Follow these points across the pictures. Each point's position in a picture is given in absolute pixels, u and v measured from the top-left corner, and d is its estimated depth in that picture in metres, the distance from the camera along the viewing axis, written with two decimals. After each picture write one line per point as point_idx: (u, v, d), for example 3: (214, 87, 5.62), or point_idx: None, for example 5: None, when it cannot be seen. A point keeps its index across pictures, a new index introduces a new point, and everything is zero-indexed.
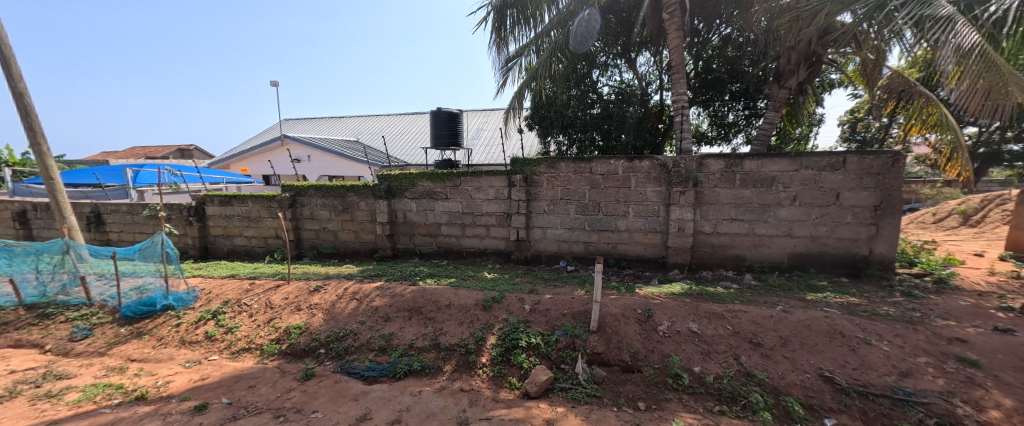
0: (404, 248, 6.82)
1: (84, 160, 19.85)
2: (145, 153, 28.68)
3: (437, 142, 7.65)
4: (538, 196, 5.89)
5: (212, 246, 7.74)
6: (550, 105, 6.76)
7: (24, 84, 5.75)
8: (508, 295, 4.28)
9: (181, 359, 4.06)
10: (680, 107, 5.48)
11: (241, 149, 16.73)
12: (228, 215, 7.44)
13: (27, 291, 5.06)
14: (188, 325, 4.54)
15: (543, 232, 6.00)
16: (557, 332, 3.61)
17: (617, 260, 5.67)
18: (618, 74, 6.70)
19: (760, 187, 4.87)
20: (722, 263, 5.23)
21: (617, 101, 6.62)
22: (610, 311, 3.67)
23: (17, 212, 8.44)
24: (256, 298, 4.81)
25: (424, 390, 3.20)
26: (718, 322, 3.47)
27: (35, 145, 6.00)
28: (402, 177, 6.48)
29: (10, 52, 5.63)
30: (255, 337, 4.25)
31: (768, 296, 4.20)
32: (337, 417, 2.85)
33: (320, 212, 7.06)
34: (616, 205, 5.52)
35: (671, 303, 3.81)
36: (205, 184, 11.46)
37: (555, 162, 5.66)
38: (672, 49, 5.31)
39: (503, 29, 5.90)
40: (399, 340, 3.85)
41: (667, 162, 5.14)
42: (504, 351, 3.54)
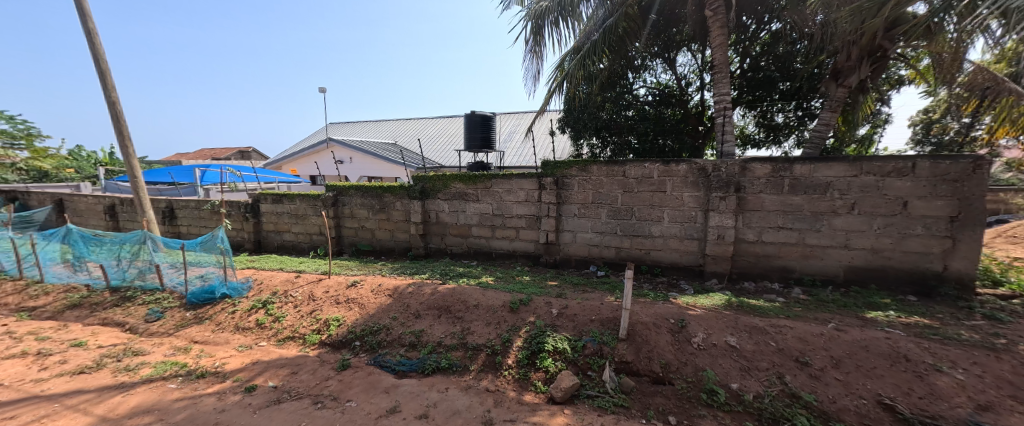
0: (436, 249, 7.00)
1: (162, 162, 22.38)
2: (212, 153, 31.88)
3: (470, 144, 7.79)
4: (569, 199, 5.84)
5: (264, 241, 8.37)
6: (583, 107, 6.67)
7: (116, 94, 6.56)
8: (536, 298, 4.28)
9: (236, 344, 4.43)
10: (722, 109, 5.22)
11: (292, 152, 18.01)
12: (278, 212, 8.02)
13: (113, 275, 5.77)
14: (243, 312, 4.95)
15: (573, 236, 5.93)
16: (585, 338, 3.55)
17: (650, 267, 5.48)
18: (655, 75, 6.51)
19: (811, 193, 4.51)
20: (767, 274, 4.90)
21: (654, 103, 6.43)
22: (641, 320, 3.55)
23: (108, 206, 9.62)
24: (301, 290, 5.15)
25: (450, 387, 3.27)
26: (760, 337, 3.25)
27: (123, 147, 6.81)
28: (436, 178, 6.67)
29: (107, 66, 6.44)
30: (299, 327, 4.55)
31: (819, 312, 3.88)
32: (369, 407, 2.98)
33: (360, 211, 7.43)
34: (649, 210, 5.35)
35: (707, 315, 3.63)
36: (259, 184, 12.43)
37: (587, 165, 5.58)
38: (715, 47, 5.07)
39: (540, 34, 5.93)
40: (429, 337, 3.96)
41: (706, 166, 4.91)
42: (531, 354, 3.52)
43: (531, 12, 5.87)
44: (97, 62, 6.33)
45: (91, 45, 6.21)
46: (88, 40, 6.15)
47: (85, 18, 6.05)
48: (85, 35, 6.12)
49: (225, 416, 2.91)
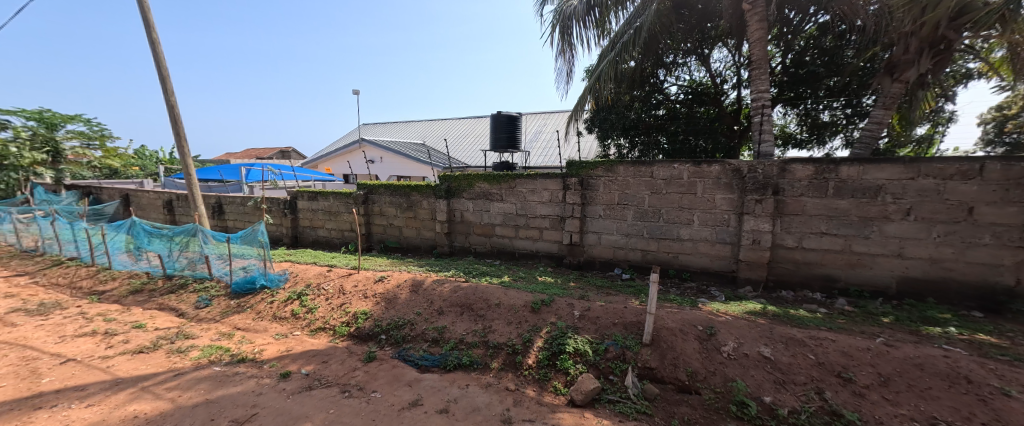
0: (460, 247, 7.11)
1: (213, 161, 24.16)
2: (257, 153, 34.09)
3: (495, 144, 7.84)
4: (594, 200, 5.75)
5: (300, 236, 8.82)
6: (611, 107, 6.53)
7: (174, 98, 7.14)
8: (558, 299, 4.25)
9: (273, 332, 4.70)
10: (760, 107, 4.95)
11: (327, 151, 18.88)
12: (313, 209, 8.43)
13: (168, 264, 6.28)
14: (280, 303, 5.25)
15: (597, 237, 5.83)
16: (607, 341, 3.48)
17: (678, 271, 5.30)
18: (688, 72, 6.28)
19: (860, 197, 4.19)
20: (807, 282, 4.60)
21: (686, 101, 6.23)
22: (667, 325, 3.43)
23: (166, 201, 10.49)
24: (332, 283, 5.38)
25: (470, 384, 3.30)
26: (797, 349, 3.05)
27: (180, 147, 7.40)
28: (461, 178, 6.78)
29: (167, 72, 7.02)
30: (330, 319, 4.76)
31: (866, 325, 3.59)
32: (393, 399, 3.07)
33: (388, 209, 7.67)
34: (678, 213, 5.17)
35: (739, 323, 3.45)
36: (298, 182, 13.11)
37: (613, 165, 5.48)
38: (753, 42, 4.82)
39: (568, 33, 5.89)
40: (451, 334, 4.03)
41: (741, 167, 4.67)
42: (551, 355, 3.50)
43: (560, 12, 5.83)
44: (158, 69, 6.91)
45: (154, 53, 6.80)
46: (151, 49, 6.73)
47: (149, 30, 6.63)
48: (149, 44, 6.70)
49: (262, 399, 3.08)
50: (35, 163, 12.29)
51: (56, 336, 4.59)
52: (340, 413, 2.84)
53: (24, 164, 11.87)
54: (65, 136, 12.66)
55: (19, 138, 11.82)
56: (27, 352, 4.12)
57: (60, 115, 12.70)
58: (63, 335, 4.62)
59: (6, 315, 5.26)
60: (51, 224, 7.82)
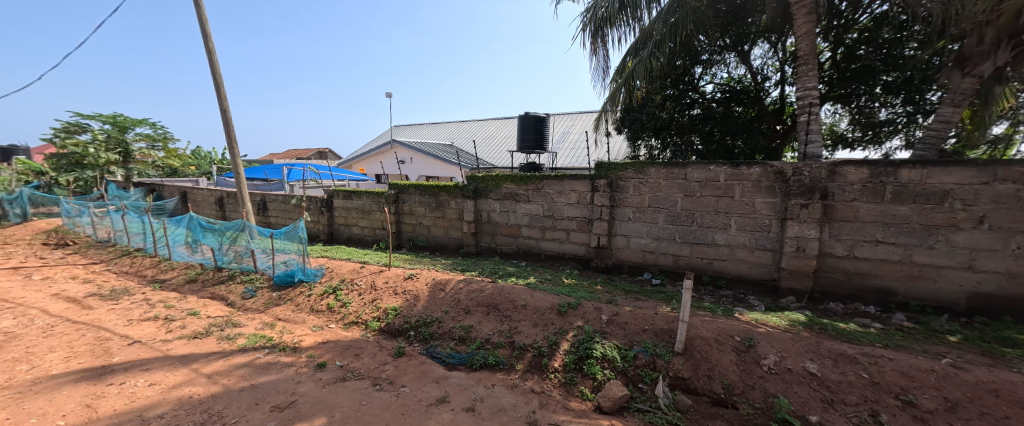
0: (487, 247, 7.16)
1: (259, 161, 25.80)
2: (297, 153, 36.07)
3: (523, 145, 7.84)
4: (623, 202, 5.61)
5: (335, 233, 9.22)
6: (641, 107, 6.30)
7: (227, 102, 7.67)
8: (585, 302, 4.19)
9: (311, 324, 4.94)
10: (807, 105, 4.63)
11: (361, 152, 19.64)
12: (348, 207, 8.80)
13: (219, 257, 6.76)
14: (317, 296, 5.51)
15: (626, 241, 5.69)
16: (637, 348, 3.38)
17: (713, 278, 5.07)
18: (725, 70, 5.99)
19: (923, 203, 3.81)
20: (859, 295, 4.25)
21: (723, 101, 5.98)
22: (701, 334, 3.28)
23: (217, 198, 11.31)
24: (365, 279, 5.59)
25: (496, 384, 3.32)
26: (848, 366, 2.82)
27: (230, 148, 7.94)
28: (489, 178, 6.83)
29: (220, 79, 7.56)
30: (362, 313, 4.94)
31: (929, 344, 3.27)
32: (421, 394, 3.13)
33: (418, 208, 7.86)
34: (714, 217, 4.96)
35: (782, 335, 3.24)
36: (334, 181, 13.73)
37: (645, 167, 5.33)
38: (799, 37, 4.54)
39: (600, 33, 5.80)
40: (477, 333, 4.07)
41: (784, 169, 4.40)
42: (578, 359, 3.44)
43: (592, 11, 5.74)
44: (212, 76, 7.46)
45: (210, 62, 7.35)
46: (207, 58, 7.28)
47: (206, 40, 7.17)
48: (206, 53, 7.25)
49: (301, 387, 3.23)
50: (109, 163, 13.64)
51: (124, 319, 5.05)
52: (371, 405, 2.93)
53: (100, 164, 13.38)
54: (134, 138, 13.97)
55: (96, 140, 13.23)
56: (101, 333, 4.57)
57: (131, 119, 14.01)
58: (130, 318, 5.08)
59: (84, 299, 5.86)
60: (121, 218, 8.64)
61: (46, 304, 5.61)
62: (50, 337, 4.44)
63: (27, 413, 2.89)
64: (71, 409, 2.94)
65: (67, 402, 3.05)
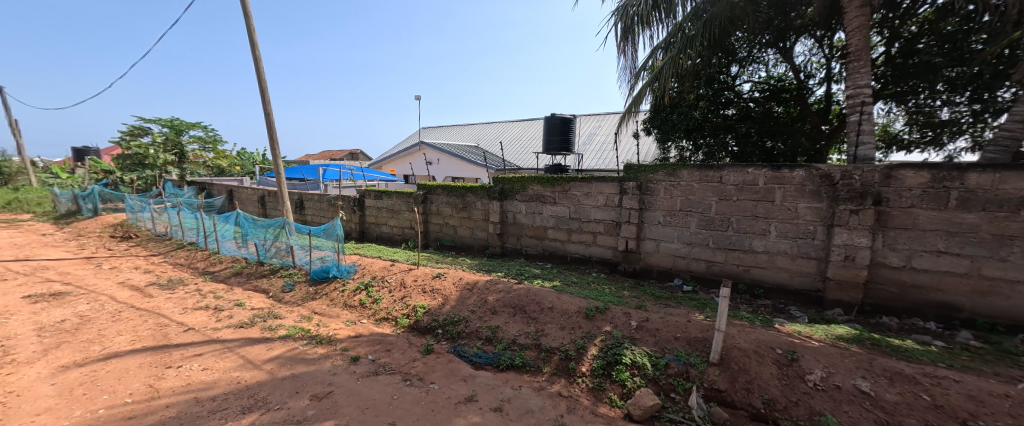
0: (512, 248, 7.18)
1: (296, 161, 27.15)
2: (331, 154, 37.72)
3: (549, 147, 7.82)
4: (653, 205, 5.47)
5: (366, 231, 9.56)
6: (672, 107, 6.11)
7: (270, 107, 8.15)
8: (613, 307, 4.13)
9: (345, 318, 5.15)
10: (857, 104, 4.33)
11: (391, 153, 20.24)
12: (378, 206, 9.10)
13: (262, 252, 7.18)
14: (350, 292, 5.74)
15: (656, 245, 5.54)
16: (668, 356, 3.28)
17: (750, 286, 4.85)
18: (765, 68, 5.69)
19: (994, 210, 3.47)
20: (916, 309, 3.92)
21: (761, 100, 5.69)
22: (738, 345, 3.14)
23: (260, 196, 12.01)
24: (395, 277, 5.75)
25: (523, 385, 3.32)
26: (906, 386, 2.60)
27: (273, 150, 8.42)
28: (515, 180, 6.87)
29: (265, 84, 8.04)
30: (392, 310, 5.09)
31: (1001, 366, 2.96)
32: (450, 392, 3.18)
33: (445, 208, 8.00)
34: (751, 222, 4.74)
35: (828, 350, 3.05)
36: (365, 181, 14.24)
37: (676, 169, 5.17)
38: (850, 32, 4.27)
39: (630, 32, 5.70)
40: (504, 334, 4.09)
41: (831, 172, 4.15)
42: (606, 365, 3.39)
43: (622, 10, 5.64)
44: (258, 82, 7.95)
45: (257, 69, 7.83)
46: (253, 65, 7.76)
47: (254, 48, 7.65)
48: (253, 61, 7.74)
49: (336, 379, 3.38)
50: (166, 163, 14.83)
51: (180, 307, 5.47)
52: (403, 400, 3.01)
53: (158, 164, 14.63)
54: (188, 140, 15.11)
55: (155, 142, 14.42)
56: (160, 319, 4.97)
57: (186, 123, 15.16)
58: (185, 307, 5.50)
59: (145, 288, 6.40)
60: (177, 214, 9.35)
61: (113, 291, 6.17)
62: (117, 321, 4.88)
63: (100, 389, 3.18)
64: (136, 388, 3.21)
65: (132, 381, 3.34)
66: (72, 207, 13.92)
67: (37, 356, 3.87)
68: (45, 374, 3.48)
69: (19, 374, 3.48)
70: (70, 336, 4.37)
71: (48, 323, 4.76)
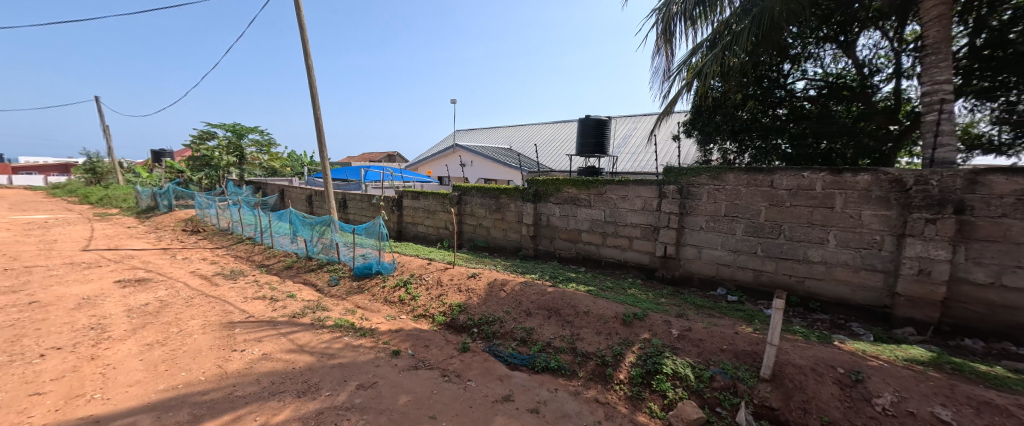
0: (545, 251, 7.16)
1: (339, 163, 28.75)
2: (370, 156, 39.58)
3: (582, 150, 7.74)
4: (694, 210, 5.25)
5: (403, 230, 9.92)
6: (716, 108, 5.84)
7: (320, 112, 8.70)
8: (652, 314, 4.02)
9: (385, 313, 5.39)
10: (936, 101, 3.90)
11: (427, 156, 20.84)
12: (415, 207, 9.42)
13: (311, 248, 7.66)
14: (390, 288, 5.99)
15: (697, 251, 5.31)
16: (713, 368, 3.14)
17: (804, 299, 4.52)
18: (822, 64, 5.28)
19: None
20: (1007, 333, 3.46)
21: (818, 98, 5.28)
22: (794, 361, 2.94)
23: (308, 196, 12.83)
24: (432, 275, 5.94)
25: (559, 389, 3.30)
26: (997, 418, 2.29)
27: (321, 152, 8.98)
28: (549, 183, 6.86)
29: (315, 91, 8.59)
30: (429, 307, 5.25)
31: None
32: (487, 390, 3.23)
33: (479, 210, 8.13)
34: (806, 229, 4.42)
35: (899, 372, 2.77)
36: (403, 183, 14.79)
37: (722, 173, 4.93)
38: (927, 23, 3.88)
39: (671, 31, 5.53)
40: (538, 336, 4.09)
41: (902, 176, 3.78)
42: (645, 374, 3.29)
43: (663, 9, 5.48)
44: (310, 89, 8.51)
45: (309, 76, 8.39)
46: (306, 73, 8.32)
47: (307, 57, 8.20)
48: (306, 70, 8.30)
49: (380, 370, 3.54)
50: (229, 164, 16.23)
51: (241, 296, 5.98)
52: (441, 395, 3.10)
53: (222, 166, 15.98)
54: (248, 144, 16.45)
55: (220, 145, 15.84)
56: (226, 306, 5.45)
57: (245, 127, 16.51)
58: (246, 295, 6.00)
59: (211, 277, 7.04)
60: (237, 211, 10.21)
61: (186, 280, 6.85)
62: (190, 306, 5.41)
63: (179, 367, 3.54)
64: (208, 367, 3.55)
65: (204, 360, 3.69)
66: (151, 203, 15.59)
67: (128, 334, 4.38)
68: (134, 350, 3.93)
69: (114, 349, 3.96)
70: (153, 318, 4.91)
71: (135, 306, 5.38)
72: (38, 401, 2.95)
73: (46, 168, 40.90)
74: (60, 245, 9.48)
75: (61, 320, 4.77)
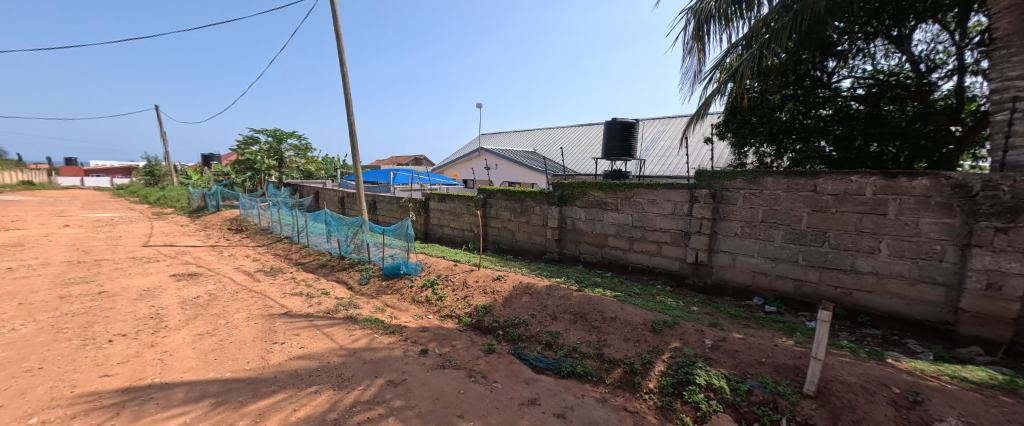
0: (570, 255, 7.09)
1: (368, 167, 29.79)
2: (399, 159, 40.77)
3: (608, 153, 7.63)
4: (729, 215, 5.04)
5: (430, 232, 10.13)
6: (753, 109, 5.61)
7: (353, 118, 9.07)
8: (682, 322, 3.90)
9: (413, 312, 5.52)
10: (1007, 100, 3.55)
11: (453, 159, 21.19)
12: (442, 209, 9.59)
13: (343, 247, 7.97)
14: (417, 288, 6.12)
15: (731, 259, 5.10)
16: (750, 382, 2.98)
17: (852, 312, 4.23)
18: (872, 61, 4.94)
19: None
20: None
21: (867, 97, 4.92)
22: (841, 378, 2.75)
23: (340, 198, 13.36)
24: (457, 276, 6.02)
25: (586, 395, 3.25)
26: None
27: (353, 156, 9.35)
28: (575, 186, 6.80)
29: (349, 98, 8.96)
30: (455, 308, 5.33)
31: None
32: (514, 392, 3.23)
33: (504, 213, 8.18)
34: (854, 237, 4.13)
35: (965, 395, 2.53)
36: (430, 185, 15.11)
37: (759, 176, 4.71)
38: (996, 14, 3.54)
39: (704, 30, 5.36)
40: (564, 341, 4.06)
41: (967, 181, 3.45)
42: (676, 383, 3.19)
43: (696, 7, 5.32)
44: (345, 95, 8.89)
45: (344, 83, 8.77)
46: (342, 80, 8.71)
47: (342, 65, 8.58)
48: (341, 77, 8.68)
49: (409, 368, 3.62)
50: (269, 167, 17.19)
51: (281, 292, 6.31)
52: (468, 395, 3.13)
53: (263, 169, 16.96)
54: (287, 148, 17.38)
55: (262, 150, 16.83)
56: (266, 301, 5.77)
57: (285, 132, 17.46)
58: (284, 291, 6.33)
59: (253, 274, 7.47)
60: (277, 211, 10.79)
61: (231, 275, 7.31)
62: (235, 300, 5.77)
63: (226, 356, 3.78)
64: (252, 357, 3.78)
65: (249, 351, 3.93)
66: (200, 203, 16.77)
67: (182, 324, 4.74)
68: (188, 340, 4.24)
69: (170, 337, 4.28)
70: (203, 310, 5.27)
71: (187, 298, 5.80)
72: (108, 382, 3.24)
73: (113, 171, 45.15)
74: (124, 241, 10.37)
75: (126, 309, 5.22)
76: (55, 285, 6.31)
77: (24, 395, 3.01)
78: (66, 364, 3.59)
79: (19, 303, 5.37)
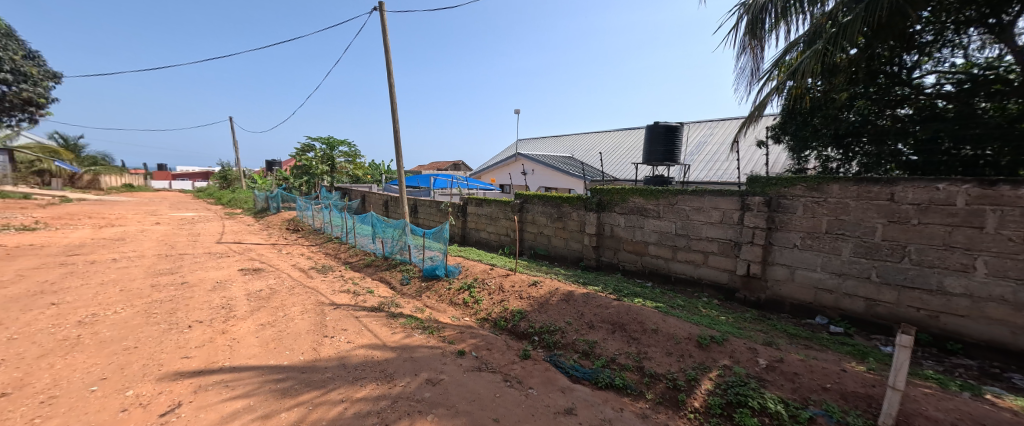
0: (608, 262, 6.91)
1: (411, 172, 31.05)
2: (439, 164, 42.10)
3: (650, 158, 7.36)
4: (787, 225, 4.67)
5: (467, 236, 10.33)
6: (815, 111, 5.19)
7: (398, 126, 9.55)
8: (732, 339, 3.65)
9: (451, 313, 5.64)
10: None
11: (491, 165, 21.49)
12: (479, 213, 9.75)
13: (387, 248, 8.35)
14: (455, 291, 6.26)
15: (789, 272, 4.71)
16: (813, 409, 2.71)
17: (938, 338, 3.72)
18: (963, 54, 4.33)
19: None
20: None
21: (956, 94, 4.28)
22: (925, 413, 2.43)
23: (385, 202, 14.03)
24: (494, 280, 6.08)
25: (625, 408, 3.13)
26: None
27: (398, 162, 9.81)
28: (615, 192, 6.63)
29: (395, 107, 9.44)
30: (492, 311, 5.38)
31: None
32: (550, 400, 3.19)
33: (540, 218, 8.15)
34: (941, 253, 3.64)
35: None
36: (468, 190, 15.43)
37: (823, 183, 4.32)
38: None
39: (760, 25, 5.05)
40: (602, 351, 3.95)
41: None
42: (725, 404, 2.97)
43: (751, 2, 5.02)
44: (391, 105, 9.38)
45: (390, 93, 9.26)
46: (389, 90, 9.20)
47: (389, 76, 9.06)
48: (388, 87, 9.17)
49: (447, 368, 3.70)
50: (323, 172, 18.47)
51: (331, 288, 6.74)
52: (504, 399, 3.14)
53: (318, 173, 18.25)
54: (338, 154, 18.58)
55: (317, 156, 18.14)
56: (318, 297, 6.18)
57: (337, 140, 18.71)
58: (334, 288, 6.75)
59: (307, 271, 8.04)
60: (328, 213, 11.55)
61: (288, 271, 7.92)
62: (292, 295, 6.24)
63: (284, 346, 4.10)
64: (305, 348, 4.06)
65: (303, 342, 4.23)
66: (264, 205, 18.39)
67: (247, 314, 5.21)
68: (252, 329, 4.64)
69: (237, 326, 4.72)
70: (265, 302, 5.77)
71: (252, 291, 6.37)
72: (187, 363, 3.63)
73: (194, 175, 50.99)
74: (201, 237, 11.61)
75: (202, 298, 5.83)
76: (147, 275, 7.20)
77: (123, 370, 3.45)
78: (155, 345, 4.07)
79: (119, 289, 6.18)
